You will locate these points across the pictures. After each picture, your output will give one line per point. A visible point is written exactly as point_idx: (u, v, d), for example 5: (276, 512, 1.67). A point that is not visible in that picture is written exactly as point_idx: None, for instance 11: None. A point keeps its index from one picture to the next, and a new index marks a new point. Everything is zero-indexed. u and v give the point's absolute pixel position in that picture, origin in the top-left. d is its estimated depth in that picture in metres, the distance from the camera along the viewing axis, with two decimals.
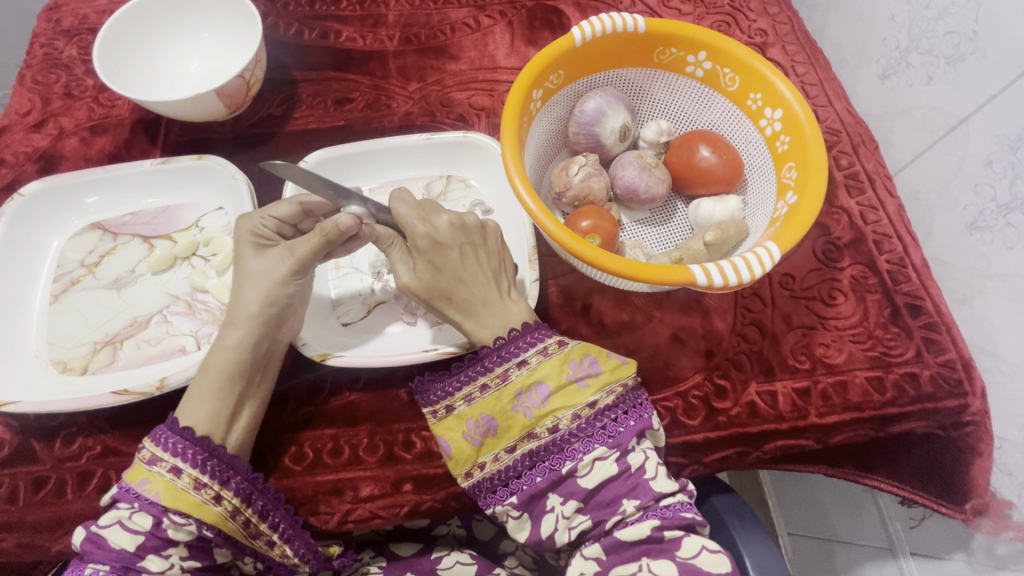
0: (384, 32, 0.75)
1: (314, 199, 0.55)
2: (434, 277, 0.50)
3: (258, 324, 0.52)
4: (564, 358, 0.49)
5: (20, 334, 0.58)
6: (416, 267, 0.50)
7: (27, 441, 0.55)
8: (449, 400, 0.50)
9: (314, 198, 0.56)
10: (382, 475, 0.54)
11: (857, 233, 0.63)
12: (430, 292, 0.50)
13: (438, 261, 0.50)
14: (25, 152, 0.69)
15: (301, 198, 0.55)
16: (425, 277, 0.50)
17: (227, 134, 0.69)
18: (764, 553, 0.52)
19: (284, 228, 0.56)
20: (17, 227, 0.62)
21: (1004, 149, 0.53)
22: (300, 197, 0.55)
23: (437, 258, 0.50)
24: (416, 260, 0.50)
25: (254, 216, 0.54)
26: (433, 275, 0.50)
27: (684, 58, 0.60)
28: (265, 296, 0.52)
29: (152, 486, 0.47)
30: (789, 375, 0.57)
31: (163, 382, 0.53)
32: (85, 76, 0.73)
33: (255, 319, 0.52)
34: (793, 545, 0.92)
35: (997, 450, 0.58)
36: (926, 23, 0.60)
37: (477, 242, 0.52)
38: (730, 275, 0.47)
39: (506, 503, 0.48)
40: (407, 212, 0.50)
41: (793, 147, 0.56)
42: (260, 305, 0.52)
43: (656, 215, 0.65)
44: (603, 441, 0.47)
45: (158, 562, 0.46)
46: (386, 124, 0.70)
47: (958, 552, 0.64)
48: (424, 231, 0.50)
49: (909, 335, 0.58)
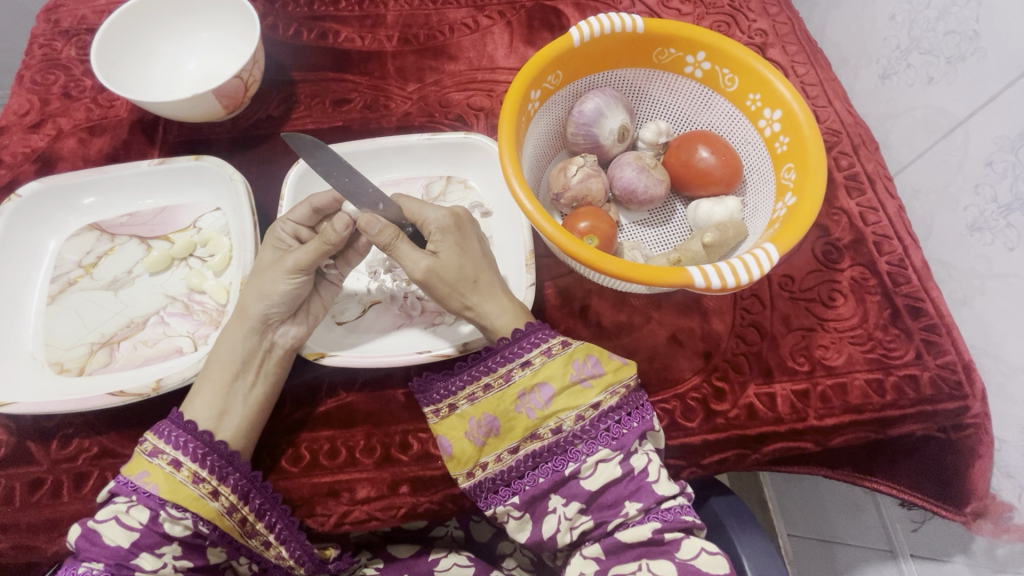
0: (383, 32, 0.75)
1: (323, 197, 0.55)
2: (461, 258, 0.51)
3: (244, 321, 0.53)
4: (568, 358, 0.48)
5: (16, 335, 0.58)
6: (443, 248, 0.51)
7: (24, 443, 0.55)
8: (452, 400, 0.50)
9: (324, 197, 0.55)
10: (379, 477, 0.54)
11: (857, 234, 0.63)
12: (459, 273, 0.50)
13: (463, 244, 0.52)
14: (23, 153, 0.69)
15: (312, 199, 0.55)
16: (452, 257, 0.50)
17: (225, 134, 0.69)
18: (762, 556, 0.52)
19: (301, 232, 0.56)
20: (15, 228, 0.62)
21: (1005, 149, 0.53)
22: (311, 197, 0.55)
23: (462, 241, 0.52)
24: (442, 241, 0.51)
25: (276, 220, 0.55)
26: (460, 256, 0.51)
27: (683, 58, 0.60)
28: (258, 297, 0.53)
29: (150, 478, 0.47)
30: (789, 377, 0.57)
31: (160, 383, 0.53)
32: (84, 76, 0.73)
33: (248, 318, 0.53)
34: (794, 546, 0.92)
35: (997, 452, 0.57)
36: (926, 23, 0.60)
37: (483, 239, 0.55)
38: (728, 276, 0.46)
39: (508, 503, 0.47)
40: (424, 203, 0.53)
41: (793, 148, 0.55)
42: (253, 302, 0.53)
43: (655, 216, 0.65)
44: (606, 443, 0.47)
45: (151, 561, 0.46)
46: (384, 125, 0.70)
47: (958, 555, 0.64)
48: (450, 215, 0.52)
49: (909, 336, 0.58)
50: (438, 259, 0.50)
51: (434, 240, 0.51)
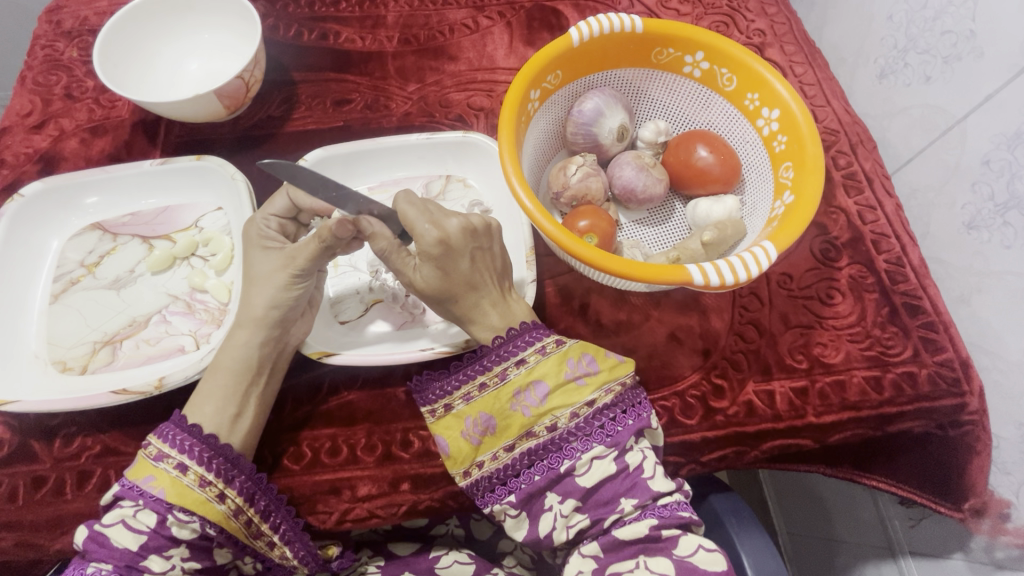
0: (383, 33, 0.75)
1: (303, 193, 0.56)
2: (443, 281, 0.49)
3: (263, 327, 0.53)
4: (563, 357, 0.49)
5: (18, 334, 0.58)
6: (423, 271, 0.49)
7: (27, 441, 0.55)
8: (449, 399, 0.50)
9: (302, 192, 0.56)
10: (380, 475, 0.54)
11: (855, 232, 0.63)
12: (439, 294, 0.50)
13: (448, 266, 0.49)
14: (25, 153, 0.69)
15: (290, 192, 0.56)
16: (434, 280, 0.49)
17: (226, 134, 0.70)
18: (761, 552, 0.52)
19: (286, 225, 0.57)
20: (17, 228, 0.62)
21: (1002, 147, 0.53)
22: (289, 191, 0.56)
23: (448, 262, 0.49)
24: (423, 263, 0.49)
25: (260, 218, 0.56)
26: (441, 279, 0.49)
27: (682, 58, 0.60)
28: (270, 303, 0.52)
29: (157, 482, 0.47)
30: (787, 375, 0.57)
31: (162, 381, 0.53)
32: (86, 77, 0.74)
33: (262, 324, 0.53)
34: (792, 545, 0.92)
35: (996, 449, 0.58)
36: (924, 23, 0.60)
37: (485, 247, 0.51)
38: (727, 274, 0.47)
39: (504, 502, 0.48)
40: (414, 217, 0.49)
41: (791, 147, 0.56)
42: (265, 308, 0.52)
43: (654, 215, 0.65)
44: (601, 440, 0.47)
45: (159, 562, 0.46)
46: (385, 125, 0.71)
47: (958, 552, 0.64)
48: (433, 237, 0.48)
49: (906, 334, 0.58)
50: (421, 278, 0.50)
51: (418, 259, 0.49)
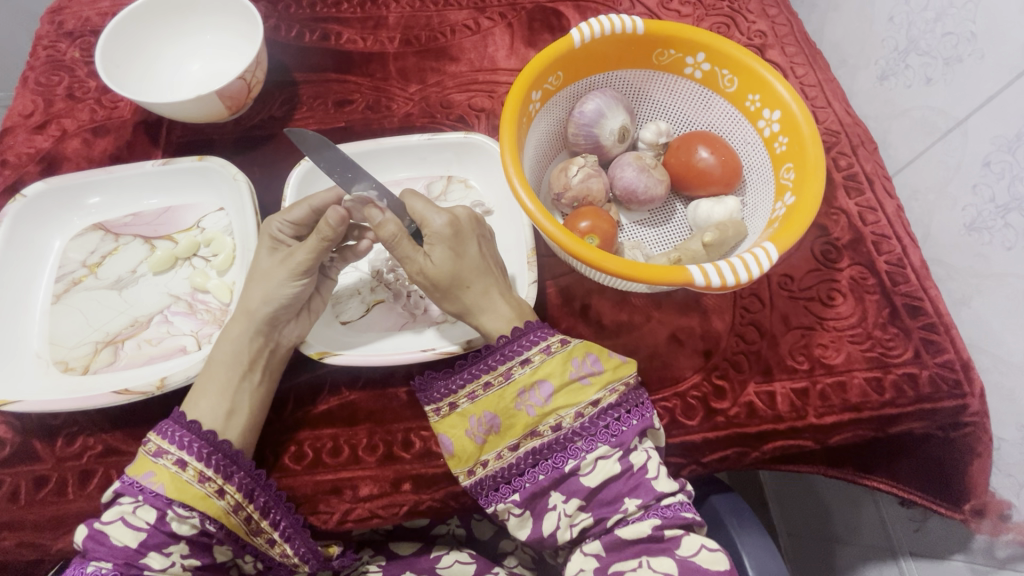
0: (384, 34, 0.75)
1: (321, 197, 0.55)
2: (456, 264, 0.50)
3: (254, 322, 0.53)
4: (567, 356, 0.49)
5: (20, 335, 0.59)
6: (435, 254, 0.50)
7: (28, 441, 0.55)
8: (453, 398, 0.50)
9: (322, 197, 0.55)
10: (381, 475, 0.54)
11: (856, 233, 0.63)
12: (453, 280, 0.50)
13: (460, 249, 0.50)
14: (27, 153, 0.70)
15: (311, 199, 0.55)
16: (446, 263, 0.49)
17: (228, 134, 0.70)
18: (763, 553, 0.52)
19: (301, 231, 0.56)
20: (19, 228, 0.62)
21: (1003, 149, 0.53)
22: (309, 199, 0.55)
23: (459, 246, 0.50)
24: (435, 246, 0.50)
25: (275, 222, 0.55)
26: (454, 263, 0.50)
27: (683, 60, 0.61)
28: (264, 297, 0.53)
29: (157, 478, 0.47)
30: (788, 376, 0.57)
31: (163, 382, 0.53)
32: (88, 78, 0.74)
33: (253, 319, 0.53)
34: (793, 545, 0.93)
35: (997, 450, 0.58)
36: (925, 24, 0.60)
37: (487, 237, 0.53)
38: (728, 275, 0.47)
39: (508, 501, 0.48)
40: (423, 206, 0.51)
41: (791, 148, 0.56)
42: (258, 303, 0.53)
43: (655, 215, 0.65)
44: (606, 440, 0.47)
45: (159, 560, 0.46)
46: (386, 125, 0.71)
47: (958, 553, 0.64)
48: (445, 220, 0.50)
49: (907, 335, 0.58)
50: (431, 264, 0.50)
51: (429, 244, 0.50)
